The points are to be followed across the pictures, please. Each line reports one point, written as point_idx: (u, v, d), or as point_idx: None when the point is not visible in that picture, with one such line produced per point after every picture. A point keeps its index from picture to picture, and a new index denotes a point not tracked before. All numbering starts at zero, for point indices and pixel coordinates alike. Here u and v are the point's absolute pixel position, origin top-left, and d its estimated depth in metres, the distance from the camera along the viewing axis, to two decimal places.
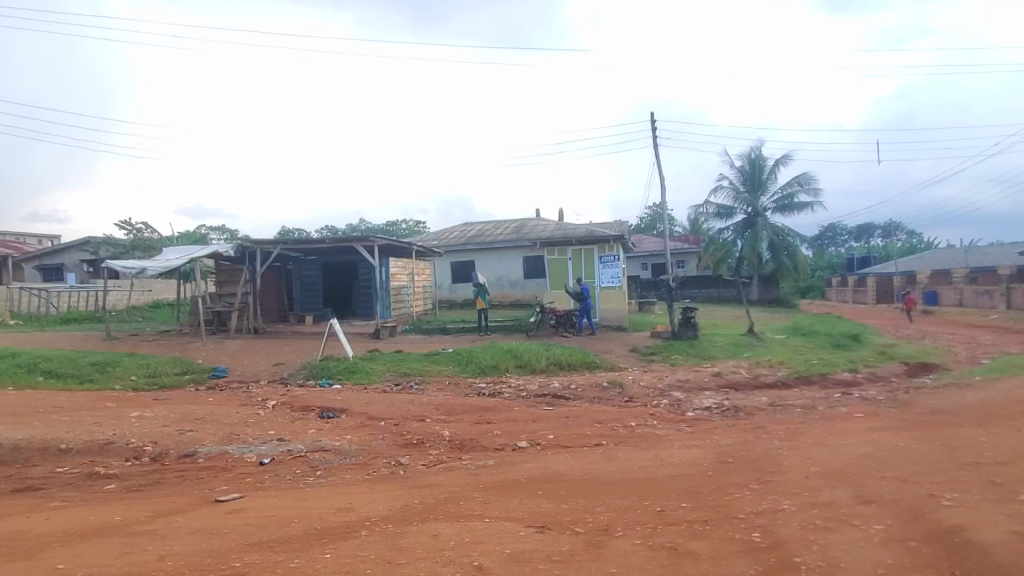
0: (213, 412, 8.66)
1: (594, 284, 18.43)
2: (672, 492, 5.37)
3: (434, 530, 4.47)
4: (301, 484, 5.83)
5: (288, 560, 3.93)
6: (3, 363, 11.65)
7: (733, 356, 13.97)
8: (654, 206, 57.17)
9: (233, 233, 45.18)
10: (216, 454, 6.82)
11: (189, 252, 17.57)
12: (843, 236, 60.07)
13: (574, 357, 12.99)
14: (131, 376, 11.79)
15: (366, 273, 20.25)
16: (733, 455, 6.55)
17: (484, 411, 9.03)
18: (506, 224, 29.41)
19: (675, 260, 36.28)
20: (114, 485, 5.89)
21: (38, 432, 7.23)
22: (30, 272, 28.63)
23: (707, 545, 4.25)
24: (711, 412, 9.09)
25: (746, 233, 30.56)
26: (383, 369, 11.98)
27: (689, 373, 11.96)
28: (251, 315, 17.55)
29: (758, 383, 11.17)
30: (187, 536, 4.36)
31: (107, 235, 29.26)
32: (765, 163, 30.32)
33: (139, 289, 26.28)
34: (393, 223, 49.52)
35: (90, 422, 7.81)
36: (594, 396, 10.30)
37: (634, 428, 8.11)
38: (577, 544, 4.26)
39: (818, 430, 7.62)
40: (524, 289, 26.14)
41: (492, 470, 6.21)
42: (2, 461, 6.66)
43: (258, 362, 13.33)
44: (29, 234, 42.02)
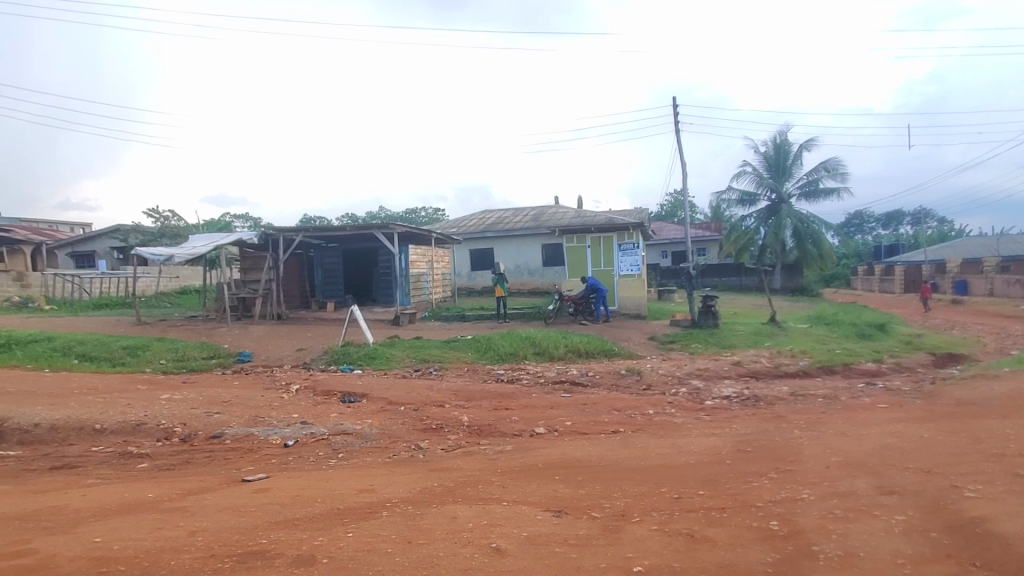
0: (239, 395, 8.92)
1: (613, 272, 18.33)
2: (690, 479, 5.38)
3: (453, 512, 4.56)
4: (324, 466, 5.98)
5: (312, 538, 4.06)
6: (40, 347, 12.13)
7: (755, 345, 13.81)
8: (674, 193, 56.42)
9: (255, 221, 46.07)
10: (242, 436, 7.04)
11: (214, 240, 17.95)
12: (871, 223, 58.51)
13: (592, 344, 13.00)
14: (160, 360, 12.17)
15: (386, 260, 20.47)
16: (752, 444, 6.52)
17: (502, 397, 9.12)
18: (525, 212, 29.34)
19: (696, 248, 35.83)
20: (146, 464, 6.13)
21: (74, 413, 7.53)
22: (64, 258, 29.62)
23: (724, 532, 4.26)
24: (730, 401, 9.03)
25: (770, 220, 30.03)
26: (402, 356, 12.14)
27: (708, 362, 11.87)
28: (274, 302, 17.90)
29: (779, 372, 11.04)
30: (216, 513, 4.53)
31: (136, 223, 30.14)
32: (790, 148, 29.64)
33: (166, 276, 27.12)
34: (413, 210, 49.89)
35: (123, 404, 8.10)
36: (612, 384, 10.34)
37: (652, 416, 8.11)
38: (594, 529, 4.31)
39: (840, 421, 7.53)
40: (542, 276, 26.13)
41: (510, 455, 6.28)
42: (41, 440, 6.97)
43: (282, 347, 13.62)
44: (62, 222, 43.44)
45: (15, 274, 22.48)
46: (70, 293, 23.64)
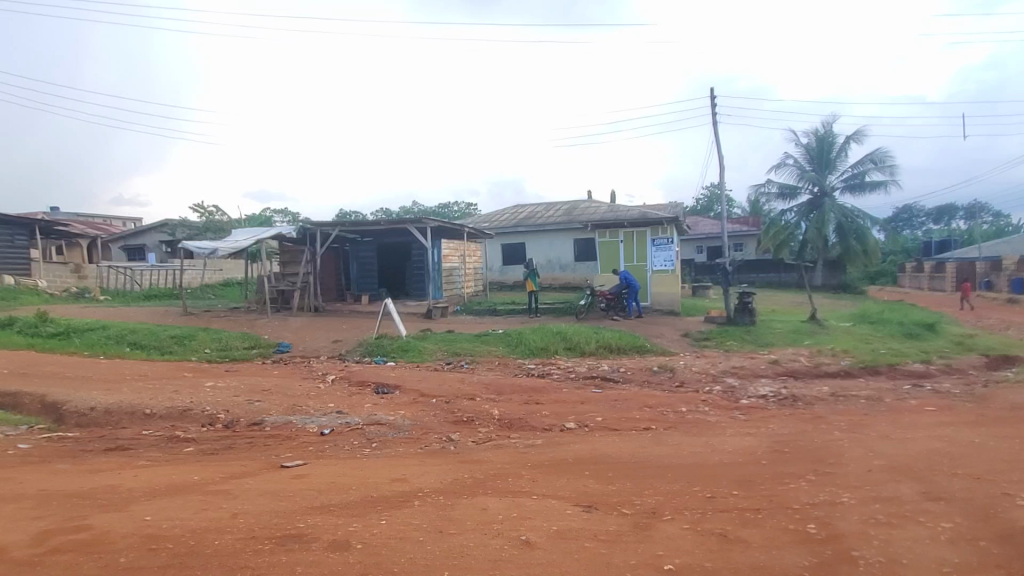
0: (278, 384, 9.23)
1: (646, 267, 18.08)
2: (724, 479, 5.29)
3: (484, 504, 4.61)
4: (358, 455, 6.13)
5: (347, 524, 4.17)
6: (96, 335, 12.80)
7: (793, 343, 13.41)
8: (711, 186, 55.20)
9: (294, 216, 47.33)
10: (281, 424, 7.28)
11: (256, 234, 18.54)
12: (920, 218, 55.95)
13: (624, 340, 12.88)
14: (205, 349, 12.68)
15: (419, 254, 20.73)
16: (789, 445, 6.35)
17: (533, 391, 9.14)
18: (557, 206, 29.19)
19: (733, 243, 34.98)
20: (192, 448, 6.41)
21: (127, 398, 7.93)
22: (117, 252, 31.18)
23: (758, 533, 4.17)
24: (767, 401, 8.82)
25: (811, 215, 29.01)
26: (434, 349, 12.30)
27: (744, 360, 11.59)
28: (311, 294, 18.37)
29: (819, 372, 10.70)
30: (257, 497, 4.70)
31: (183, 217, 31.48)
32: (834, 139, 28.57)
33: (211, 268, 28.21)
34: (446, 205, 50.41)
35: (170, 390, 8.50)
36: (643, 380, 10.24)
37: (685, 413, 8.00)
38: (624, 526, 4.29)
39: (884, 423, 7.25)
40: (574, 271, 26.00)
41: (541, 449, 6.30)
42: (97, 423, 7.37)
43: (319, 339, 14.00)
44: (115, 217, 45.68)
45: (73, 265, 23.76)
46: (123, 285, 24.85)
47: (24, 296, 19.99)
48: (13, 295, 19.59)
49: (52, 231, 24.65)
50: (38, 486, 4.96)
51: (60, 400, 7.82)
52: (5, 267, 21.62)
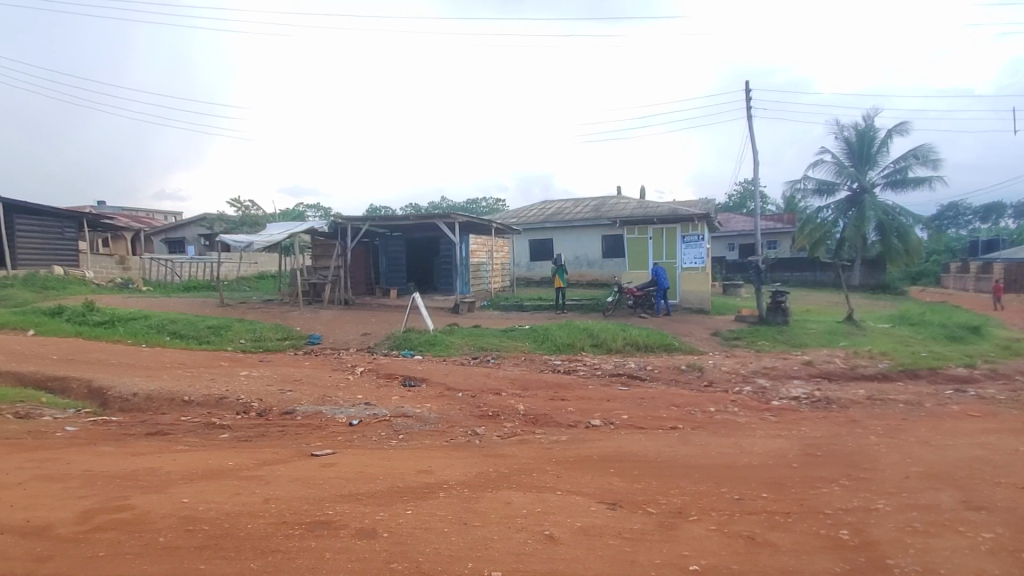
0: (310, 375, 9.48)
1: (675, 264, 17.84)
2: (752, 481, 5.20)
3: (508, 498, 4.64)
4: (386, 446, 6.24)
5: (374, 513, 4.27)
6: (138, 325, 13.33)
7: (828, 344, 13.04)
8: (744, 182, 54.06)
9: (326, 210, 48.30)
10: (312, 413, 7.47)
11: (289, 228, 19.03)
12: (966, 216, 53.47)
13: (652, 338, 12.73)
14: (240, 339, 13.07)
15: (447, 249, 20.89)
16: (822, 448, 6.19)
17: (558, 387, 9.15)
18: (586, 202, 29.02)
19: (767, 241, 34.11)
20: (228, 435, 6.63)
21: (166, 385, 8.26)
22: (159, 244, 32.38)
23: (789, 537, 4.09)
24: (799, 403, 8.61)
25: (850, 212, 28.07)
26: (461, 343, 12.39)
27: (776, 361, 11.34)
28: (342, 288, 18.72)
29: (855, 374, 10.40)
30: (288, 483, 4.85)
31: (221, 212, 32.55)
32: (876, 134, 27.60)
33: (246, 262, 29.07)
34: (473, 201, 50.69)
35: (207, 378, 8.81)
36: (671, 378, 10.12)
37: (713, 414, 7.88)
38: (649, 524, 4.27)
39: (923, 429, 6.99)
40: (602, 268, 25.80)
41: (566, 445, 6.30)
42: (138, 409, 7.69)
43: (348, 331, 14.28)
44: (157, 211, 47.50)
45: (118, 257, 24.81)
46: (165, 276, 25.84)
47: (73, 286, 20.95)
48: (63, 285, 20.56)
49: (98, 224, 25.74)
50: (84, 467, 5.21)
51: (105, 385, 8.19)
52: (56, 258, 22.69)
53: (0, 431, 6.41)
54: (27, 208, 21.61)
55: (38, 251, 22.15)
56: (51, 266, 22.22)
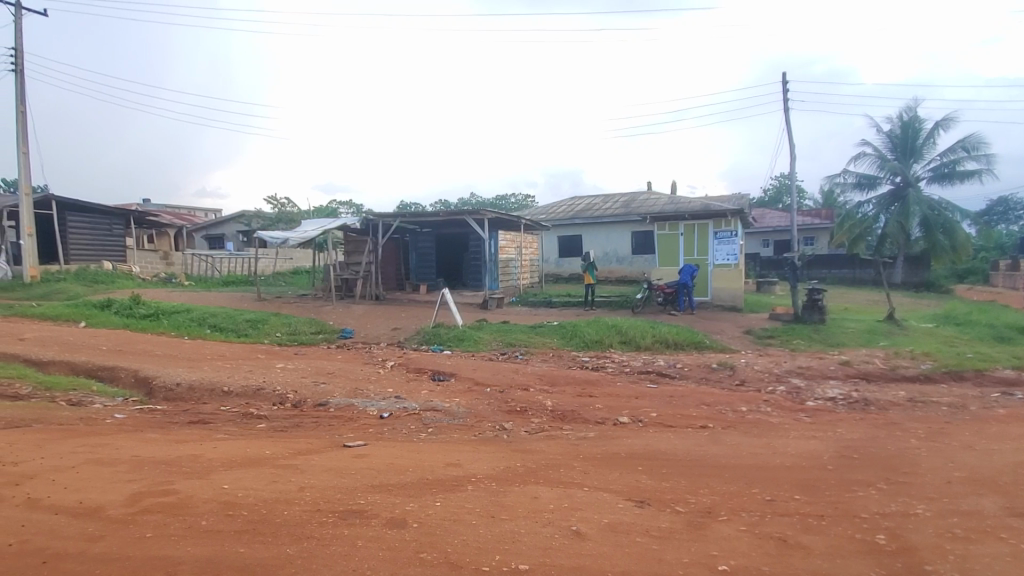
0: (342, 368, 9.70)
1: (707, 261, 17.54)
2: (784, 482, 5.11)
3: (535, 493, 4.68)
4: (415, 439, 6.35)
5: (403, 503, 4.36)
6: (181, 318, 13.87)
7: (867, 344, 12.63)
8: (779, 176, 52.64)
9: (358, 207, 49.11)
10: (344, 405, 7.66)
11: (323, 224, 19.47)
12: (1018, 211, 50.64)
13: (682, 335, 12.57)
14: (276, 333, 13.45)
15: (476, 245, 21.03)
16: (859, 451, 6.02)
17: (586, 384, 9.14)
18: (616, 198, 28.73)
19: (803, 237, 33.13)
20: (265, 425, 6.87)
21: (207, 376, 8.60)
22: (200, 241, 33.59)
23: (822, 541, 4.00)
24: (835, 403, 8.39)
25: (893, 207, 27.08)
26: (490, 339, 12.48)
27: (812, 360, 11.04)
28: (373, 283, 19.08)
29: (895, 375, 10.05)
30: (322, 473, 4.99)
31: (258, 209, 33.56)
32: (921, 126, 26.48)
33: (282, 257, 29.93)
34: (503, 197, 50.81)
35: (245, 370, 9.11)
36: (701, 377, 9.97)
37: (745, 413, 7.73)
38: (677, 523, 4.25)
39: (968, 432, 6.71)
40: (632, 265, 25.55)
41: (593, 442, 6.29)
42: (181, 398, 8.02)
43: (379, 326, 14.54)
44: (198, 208, 49.24)
45: (162, 253, 25.87)
46: (205, 271, 26.82)
47: (120, 281, 21.93)
48: (111, 279, 21.54)
49: (144, 221, 26.84)
50: (132, 452, 5.48)
51: (150, 375, 8.57)
52: (104, 253, 23.79)
53: (56, 417, 6.79)
54: (78, 205, 22.67)
55: (89, 247, 23.26)
56: (101, 261, 23.31)
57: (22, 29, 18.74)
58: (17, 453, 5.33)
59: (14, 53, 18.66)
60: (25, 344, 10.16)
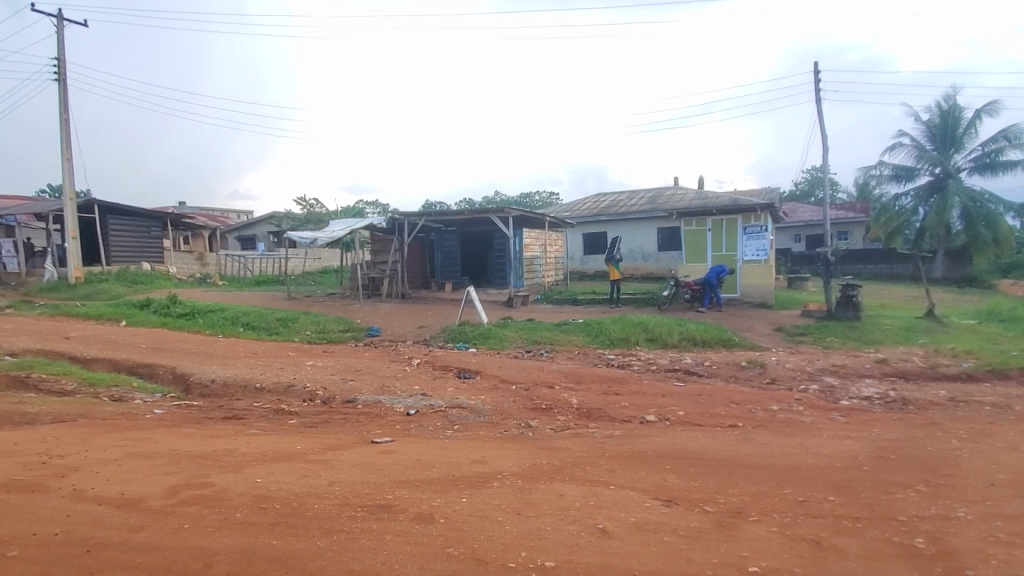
0: (369, 366, 9.85)
1: (736, 257, 17.21)
2: (817, 483, 4.98)
3: (561, 490, 4.68)
4: (441, 436, 6.42)
5: (430, 499, 4.41)
6: (215, 317, 14.28)
7: (905, 341, 12.20)
8: (811, 169, 51.32)
9: (384, 207, 49.70)
10: (372, 402, 7.79)
11: (350, 224, 19.78)
12: None
13: (709, 333, 12.39)
14: (305, 331, 13.74)
15: (501, 243, 21.07)
16: (896, 451, 5.82)
17: (612, 381, 9.09)
18: (642, 194, 28.39)
19: (837, 232, 32.15)
20: (296, 420, 7.04)
21: (241, 373, 8.85)
22: (233, 242, 34.53)
23: (857, 543, 3.90)
24: (871, 403, 8.13)
25: (932, 199, 26.10)
26: (515, 336, 12.51)
27: (846, 358, 10.71)
28: (399, 282, 19.31)
29: (935, 374, 9.69)
30: (350, 468, 5.09)
31: (287, 210, 34.36)
32: (961, 114, 25.45)
33: (311, 257, 30.60)
34: (527, 195, 50.79)
35: (277, 367, 9.36)
36: (730, 375, 9.81)
37: (776, 413, 7.55)
38: (706, 523, 4.19)
39: (1013, 434, 6.42)
40: (658, 261, 25.26)
41: (620, 440, 6.24)
42: (216, 395, 8.27)
43: (405, 324, 14.71)
44: (231, 210, 50.72)
45: (197, 254, 26.72)
46: (238, 272, 27.58)
47: (159, 281, 22.73)
48: (150, 280, 22.30)
49: (180, 223, 27.76)
50: (170, 446, 5.67)
51: (187, 372, 8.87)
52: (143, 255, 24.66)
53: (100, 412, 7.08)
54: (118, 209, 23.54)
55: (129, 249, 24.13)
56: (140, 262, 24.20)
57: (63, 40, 19.52)
58: (63, 446, 5.58)
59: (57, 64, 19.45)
60: (71, 342, 10.64)
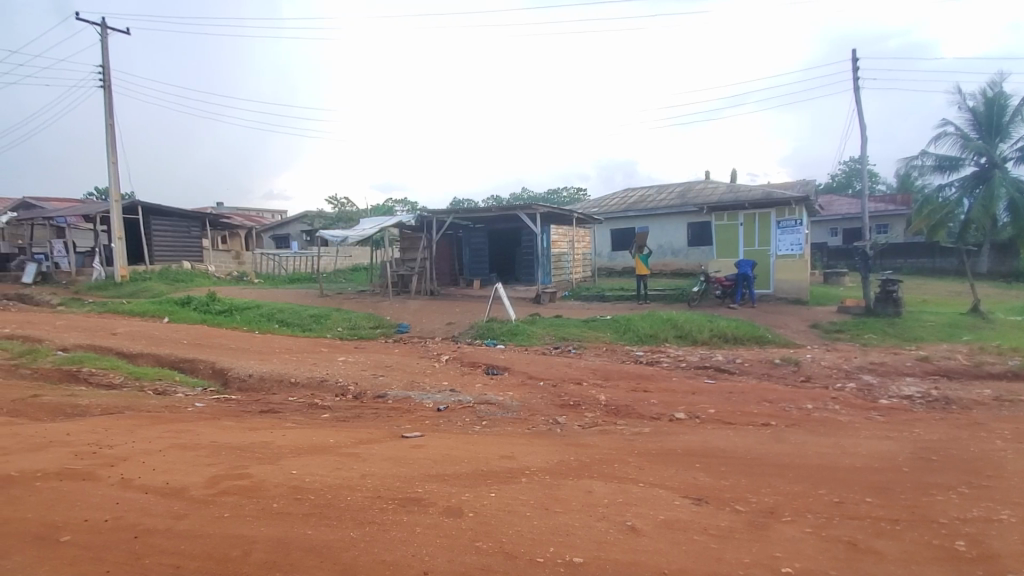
0: (399, 362, 10.01)
1: (770, 251, 16.81)
2: (854, 484, 4.85)
3: (590, 487, 4.68)
4: (470, 431, 6.50)
5: (459, 493, 4.48)
6: (252, 314, 14.71)
7: (948, 338, 11.74)
8: (849, 161, 49.70)
9: (413, 204, 50.23)
10: (402, 398, 7.92)
11: (380, 221, 20.05)
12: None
13: (741, 330, 12.16)
14: (337, 328, 14.02)
15: (528, 240, 21.06)
16: (938, 452, 5.62)
17: (640, 378, 9.04)
18: (671, 188, 27.97)
19: (876, 225, 31.03)
20: (329, 415, 7.22)
21: (276, 368, 9.12)
22: (268, 241, 35.44)
23: (896, 546, 3.79)
24: (912, 402, 7.85)
25: (977, 190, 24.97)
26: (542, 333, 12.53)
27: (885, 356, 10.38)
28: (428, 279, 19.51)
29: (980, 372, 9.30)
30: (381, 461, 5.20)
31: (319, 210, 35.12)
32: (1008, 102, 24.31)
33: (342, 255, 31.19)
34: (555, 190, 50.62)
35: (311, 363, 9.61)
36: (762, 373, 9.61)
37: (811, 411, 7.38)
38: (738, 522, 4.13)
39: None
40: (688, 257, 24.87)
41: (649, 437, 6.20)
42: (253, 388, 8.55)
43: (433, 321, 14.88)
44: (266, 210, 52.09)
45: (234, 253, 27.55)
46: (272, 270, 28.31)
47: (198, 279, 23.53)
48: (189, 279, 23.08)
49: (218, 224, 28.69)
50: (210, 438, 5.90)
51: (225, 367, 9.18)
52: (184, 254, 25.56)
53: (145, 405, 7.40)
54: (160, 210, 24.44)
55: (170, 248, 25.05)
56: (181, 261, 25.11)
57: (107, 48, 20.34)
58: (111, 437, 5.87)
59: (102, 70, 20.29)
60: (118, 338, 11.14)
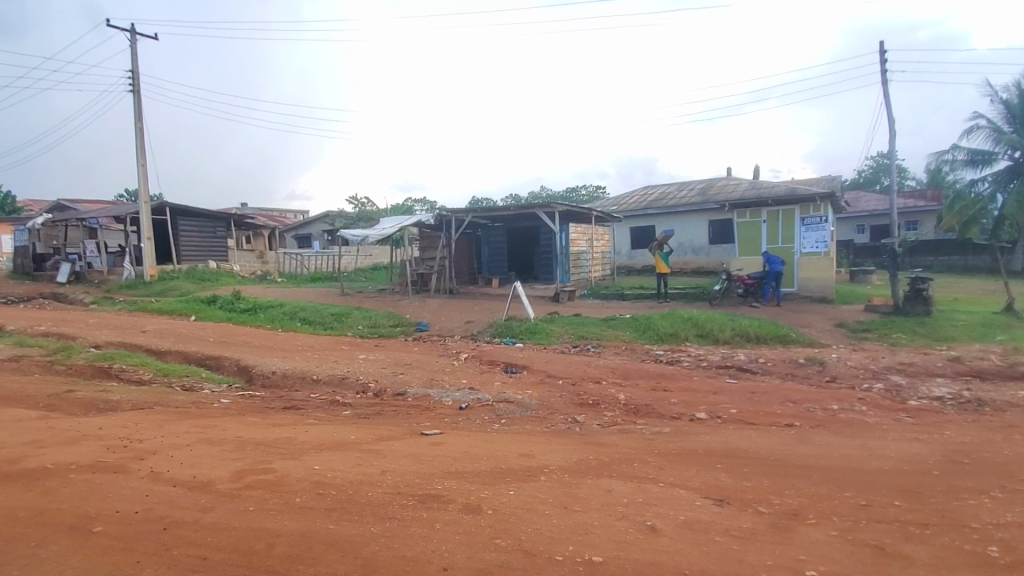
0: (418, 360, 10.09)
1: (794, 249, 16.49)
2: (881, 487, 4.74)
3: (609, 486, 4.67)
4: (488, 429, 6.52)
5: (479, 490, 4.50)
6: (275, 312, 14.98)
7: (981, 338, 11.38)
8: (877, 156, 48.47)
9: (432, 204, 50.53)
10: (421, 396, 7.97)
11: (400, 220, 20.20)
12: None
13: (764, 329, 11.96)
14: (357, 326, 14.20)
15: (547, 238, 21.01)
16: (969, 455, 5.46)
17: (660, 377, 8.95)
18: (692, 186, 27.62)
19: (905, 221, 30.21)
20: (350, 411, 7.31)
21: (298, 366, 9.27)
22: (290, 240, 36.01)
23: (926, 551, 3.69)
24: (943, 404, 7.63)
25: (1011, 184, 24.14)
26: (561, 332, 12.49)
27: (914, 356, 10.11)
28: (447, 277, 19.59)
29: (1014, 373, 9.00)
30: (401, 458, 5.25)
31: (340, 210, 35.54)
32: None
33: (362, 255, 31.51)
34: (574, 188, 50.37)
35: (332, 360, 9.74)
36: (786, 372, 9.45)
37: (836, 412, 7.23)
38: (760, 524, 4.07)
39: None
40: (709, 255, 24.54)
41: (669, 437, 6.15)
42: (276, 385, 8.72)
43: (452, 319, 14.95)
44: (289, 210, 52.95)
45: (258, 252, 28.06)
46: (294, 269, 28.74)
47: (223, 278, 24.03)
48: (215, 278, 23.59)
49: (242, 224, 29.25)
50: (235, 434, 6.03)
51: (250, 364, 9.37)
52: (209, 254, 26.13)
53: (173, 401, 7.59)
54: (187, 211, 25.02)
55: (196, 248, 25.63)
56: (207, 261, 25.68)
57: (136, 53, 20.89)
58: (141, 431, 6.03)
59: (131, 75, 20.85)
60: (147, 335, 11.46)
